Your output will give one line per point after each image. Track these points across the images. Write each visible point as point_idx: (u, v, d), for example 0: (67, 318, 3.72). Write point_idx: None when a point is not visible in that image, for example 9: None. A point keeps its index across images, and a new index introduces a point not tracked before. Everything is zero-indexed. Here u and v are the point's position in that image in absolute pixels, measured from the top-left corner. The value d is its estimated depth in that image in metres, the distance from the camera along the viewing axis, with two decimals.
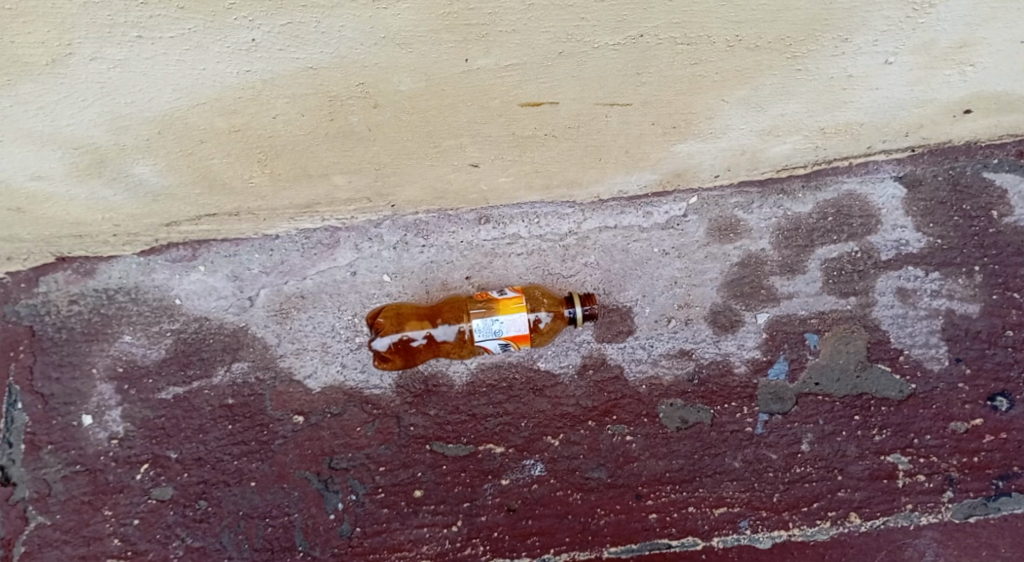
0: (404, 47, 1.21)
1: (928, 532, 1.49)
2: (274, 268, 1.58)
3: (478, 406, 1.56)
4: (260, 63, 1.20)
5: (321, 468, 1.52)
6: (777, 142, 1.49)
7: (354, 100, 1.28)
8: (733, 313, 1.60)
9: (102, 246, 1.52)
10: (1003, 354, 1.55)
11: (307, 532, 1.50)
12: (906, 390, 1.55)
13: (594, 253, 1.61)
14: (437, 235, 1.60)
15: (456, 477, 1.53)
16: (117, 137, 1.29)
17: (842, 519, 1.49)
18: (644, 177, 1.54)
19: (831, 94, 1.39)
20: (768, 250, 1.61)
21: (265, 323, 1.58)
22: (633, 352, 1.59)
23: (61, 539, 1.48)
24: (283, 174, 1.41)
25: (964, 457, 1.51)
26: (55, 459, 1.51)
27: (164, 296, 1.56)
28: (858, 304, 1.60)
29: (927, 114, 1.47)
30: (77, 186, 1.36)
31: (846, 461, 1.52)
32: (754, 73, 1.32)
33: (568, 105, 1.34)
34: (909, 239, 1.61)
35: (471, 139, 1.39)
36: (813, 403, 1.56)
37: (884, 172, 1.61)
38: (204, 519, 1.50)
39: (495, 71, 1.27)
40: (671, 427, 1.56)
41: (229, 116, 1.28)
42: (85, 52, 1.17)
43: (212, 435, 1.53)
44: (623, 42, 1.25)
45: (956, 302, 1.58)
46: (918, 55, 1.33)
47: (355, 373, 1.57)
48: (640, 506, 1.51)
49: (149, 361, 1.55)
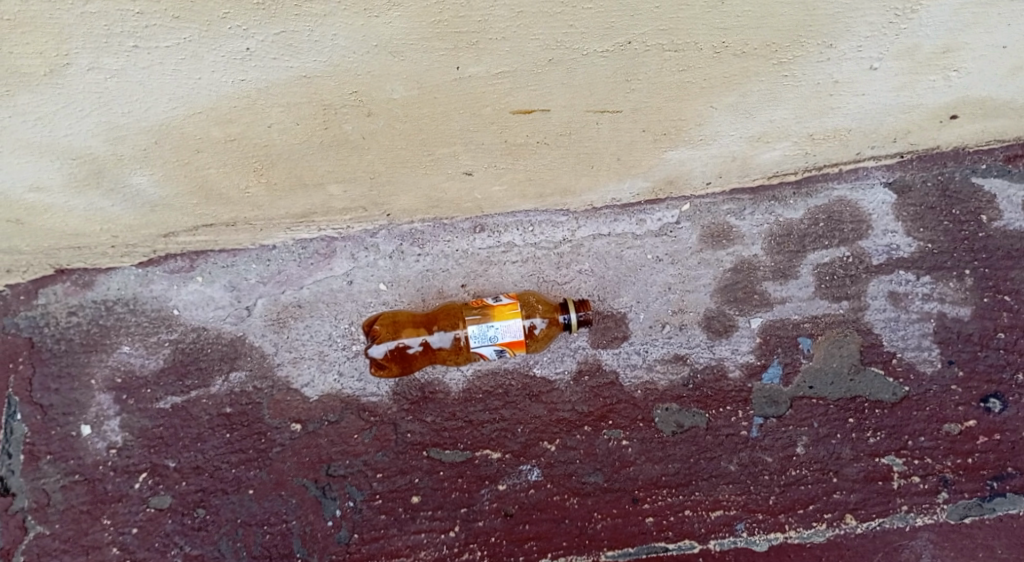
0: (396, 55, 1.23)
1: (925, 533, 1.49)
2: (271, 278, 1.60)
3: (474, 412, 1.57)
4: (254, 72, 1.22)
5: (319, 475, 1.53)
6: (767, 149, 1.51)
7: (348, 108, 1.30)
8: (727, 319, 1.62)
9: (101, 258, 1.53)
10: (995, 356, 1.57)
11: (305, 539, 1.51)
12: (899, 392, 1.56)
13: (588, 260, 1.63)
14: (433, 244, 1.61)
15: (453, 483, 1.54)
16: (115, 147, 1.30)
17: (838, 520, 1.50)
18: (636, 184, 1.56)
19: (817, 100, 1.41)
20: (760, 255, 1.63)
21: (262, 332, 1.59)
22: (628, 358, 1.61)
23: (60, 548, 1.49)
24: (279, 184, 1.43)
25: (959, 458, 1.52)
26: (54, 469, 1.52)
27: (162, 307, 1.57)
28: (851, 308, 1.61)
29: (914, 119, 1.49)
30: (75, 197, 1.38)
31: (841, 464, 1.53)
32: (742, 79, 1.34)
33: (560, 112, 1.36)
34: (900, 244, 1.63)
35: (464, 148, 1.41)
36: (808, 406, 1.57)
37: (874, 178, 1.62)
38: (202, 527, 1.51)
39: (487, 79, 1.29)
40: (666, 431, 1.56)
41: (224, 126, 1.30)
42: (83, 62, 1.19)
43: (210, 443, 1.54)
44: (612, 49, 1.27)
45: (948, 305, 1.60)
46: (903, 60, 1.36)
47: (352, 381, 1.58)
48: (636, 510, 1.52)
49: (147, 371, 1.56)
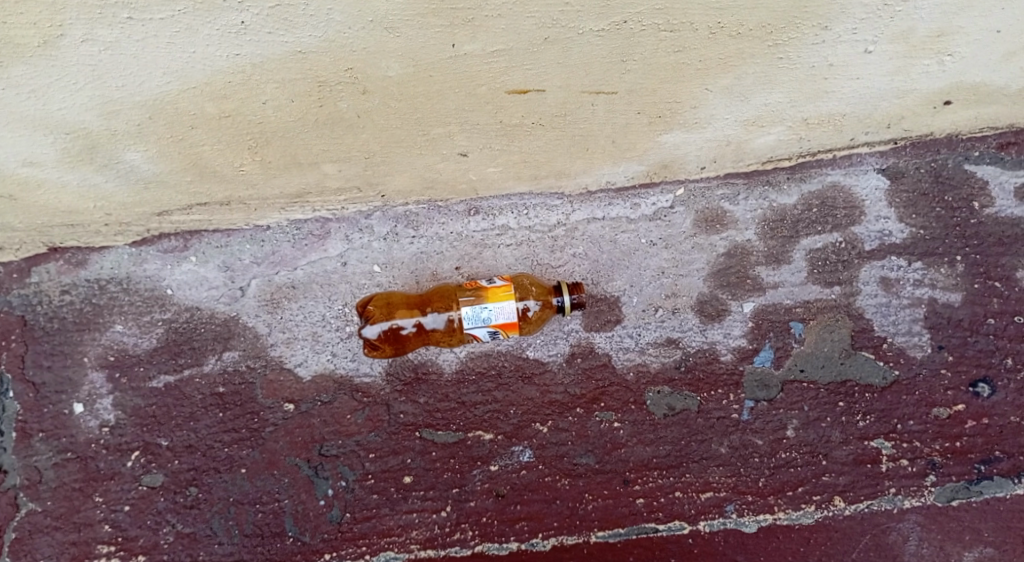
0: (392, 31, 1.23)
1: (912, 515, 1.51)
2: (265, 259, 1.59)
3: (467, 394, 1.58)
4: (249, 47, 1.22)
5: (311, 455, 1.54)
6: (761, 133, 1.51)
7: (344, 86, 1.30)
8: (719, 302, 1.62)
9: (94, 236, 1.53)
10: (984, 342, 1.57)
11: (297, 518, 1.51)
12: (890, 377, 1.57)
13: (582, 244, 1.63)
14: (427, 226, 1.61)
15: (445, 464, 1.54)
16: (108, 122, 1.30)
17: (827, 503, 1.51)
18: (631, 168, 1.56)
19: (812, 83, 1.41)
20: (754, 240, 1.63)
21: (256, 313, 1.59)
22: (621, 341, 1.61)
23: (51, 525, 1.49)
24: (274, 162, 1.43)
25: (947, 442, 1.53)
26: (46, 447, 1.52)
27: (156, 286, 1.57)
28: (843, 293, 1.62)
29: (908, 105, 1.49)
30: (69, 173, 1.38)
31: (830, 447, 1.54)
32: (737, 61, 1.35)
33: (555, 92, 1.36)
34: (892, 230, 1.63)
35: (459, 127, 1.41)
36: (798, 391, 1.58)
37: (868, 164, 1.62)
38: (194, 505, 1.51)
39: (482, 57, 1.29)
40: (658, 414, 1.57)
41: (219, 101, 1.30)
42: (77, 33, 1.18)
43: (203, 422, 1.55)
44: (607, 28, 1.27)
45: (939, 291, 1.61)
46: (897, 44, 1.36)
47: (345, 362, 1.58)
48: (627, 492, 1.53)
49: (141, 350, 1.56)
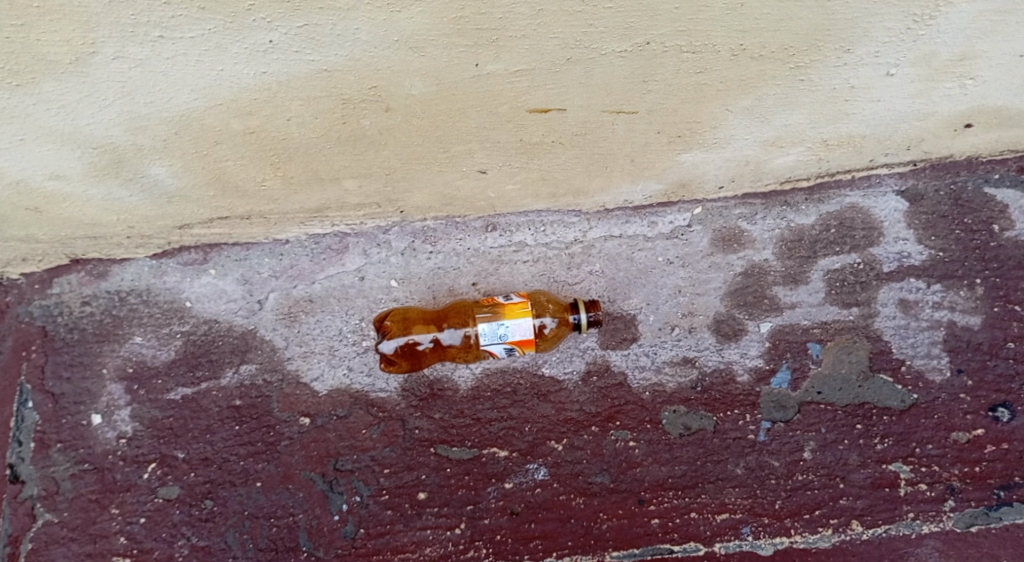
0: (416, 51, 1.24)
1: (931, 541, 1.49)
2: (284, 273, 1.61)
3: (482, 411, 1.58)
4: (276, 65, 1.23)
5: (326, 469, 1.54)
6: (780, 154, 1.52)
7: (368, 104, 1.31)
8: (736, 322, 1.62)
9: (116, 248, 1.55)
10: (1004, 366, 1.56)
11: (311, 533, 1.51)
12: (908, 400, 1.56)
13: (599, 261, 1.64)
14: (444, 242, 1.62)
15: (459, 480, 1.54)
16: (135, 137, 1.32)
17: (844, 526, 1.50)
18: (649, 186, 1.57)
19: (833, 105, 1.41)
20: (771, 260, 1.63)
21: (273, 326, 1.60)
22: (637, 360, 1.61)
23: (67, 536, 1.49)
24: (296, 177, 1.44)
25: (966, 467, 1.52)
26: (64, 458, 1.52)
27: (175, 298, 1.59)
28: (861, 315, 1.61)
29: (929, 127, 1.49)
30: (94, 187, 1.39)
31: (848, 470, 1.53)
32: (758, 82, 1.35)
33: (575, 112, 1.37)
34: (911, 252, 1.63)
35: (480, 145, 1.41)
36: (815, 412, 1.57)
37: (886, 186, 1.63)
38: (209, 518, 1.51)
39: (505, 76, 1.29)
40: (674, 433, 1.57)
41: (245, 118, 1.31)
42: (108, 51, 1.20)
43: (219, 435, 1.55)
44: (630, 49, 1.27)
45: (958, 314, 1.60)
46: (919, 67, 1.36)
47: (361, 377, 1.59)
48: (642, 512, 1.52)
49: (159, 362, 1.57)
